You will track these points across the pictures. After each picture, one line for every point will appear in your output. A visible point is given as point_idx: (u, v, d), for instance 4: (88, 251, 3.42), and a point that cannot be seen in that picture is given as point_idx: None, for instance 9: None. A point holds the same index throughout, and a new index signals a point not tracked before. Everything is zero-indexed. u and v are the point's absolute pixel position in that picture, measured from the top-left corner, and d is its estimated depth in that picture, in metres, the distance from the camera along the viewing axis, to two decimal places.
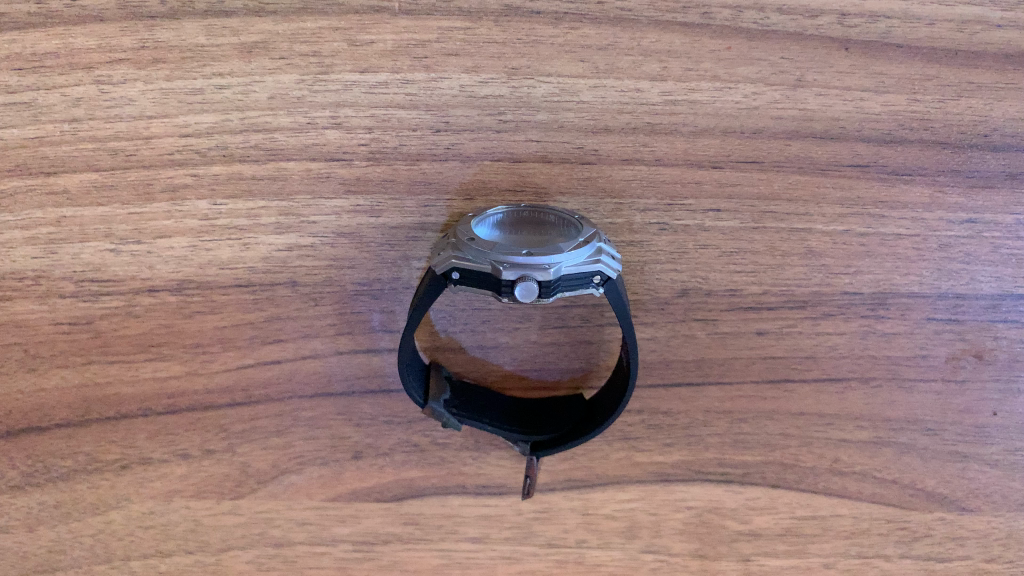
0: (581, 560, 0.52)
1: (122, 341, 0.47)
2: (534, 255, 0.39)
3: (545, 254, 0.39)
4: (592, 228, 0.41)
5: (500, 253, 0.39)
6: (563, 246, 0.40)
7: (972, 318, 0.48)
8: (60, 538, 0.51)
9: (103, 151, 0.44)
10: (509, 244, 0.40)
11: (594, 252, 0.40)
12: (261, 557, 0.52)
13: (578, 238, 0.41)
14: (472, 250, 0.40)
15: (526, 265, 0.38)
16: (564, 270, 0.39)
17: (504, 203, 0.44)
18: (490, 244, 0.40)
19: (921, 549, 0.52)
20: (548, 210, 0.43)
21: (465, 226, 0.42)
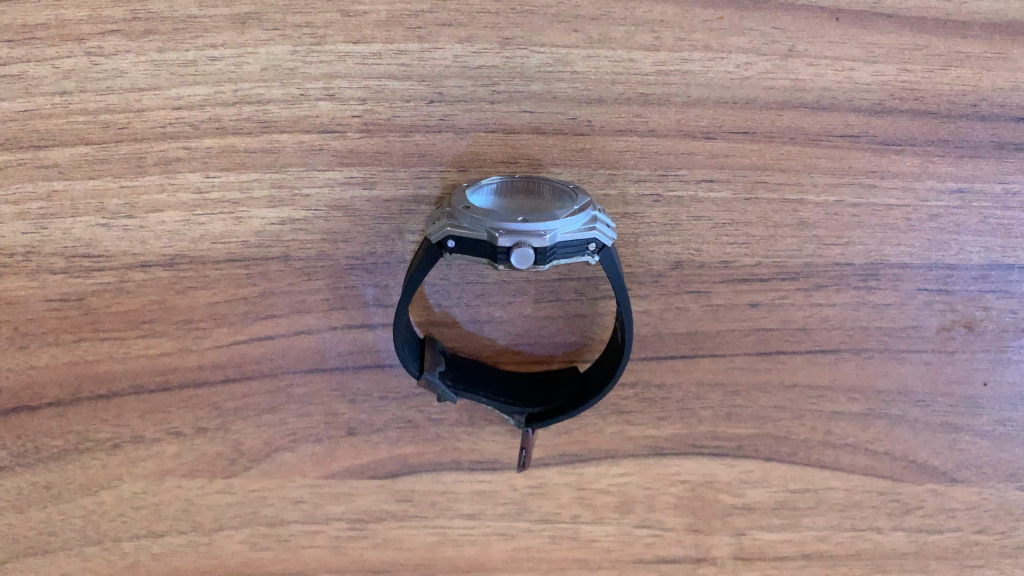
0: (575, 535, 0.52)
1: (114, 317, 0.47)
2: (529, 222, 0.39)
3: (540, 221, 0.39)
4: (587, 196, 0.42)
5: (494, 221, 0.39)
6: (558, 213, 0.40)
7: (961, 288, 0.48)
8: (52, 518, 0.51)
9: (95, 125, 0.43)
10: (505, 211, 0.41)
11: (589, 220, 0.40)
12: (254, 536, 0.52)
13: (574, 205, 0.41)
14: (467, 218, 0.40)
15: (521, 232, 0.38)
16: (560, 237, 0.39)
17: (498, 174, 0.44)
18: (486, 212, 0.40)
19: (911, 521, 0.52)
20: (542, 180, 0.43)
21: (460, 195, 0.42)
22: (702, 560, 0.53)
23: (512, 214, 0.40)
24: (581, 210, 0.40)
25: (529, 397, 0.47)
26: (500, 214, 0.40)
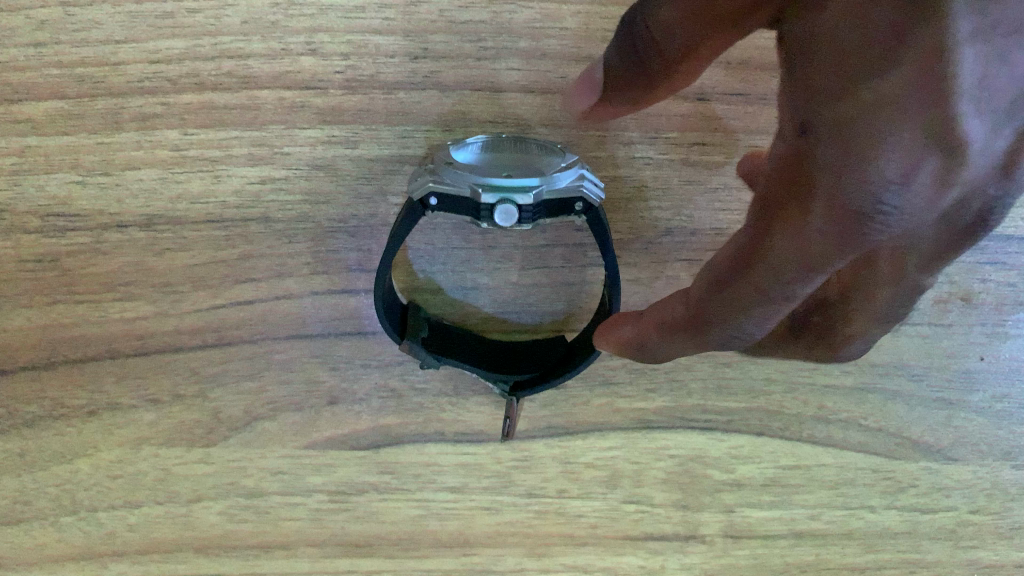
0: (561, 510, 0.51)
1: (90, 279, 0.46)
2: (515, 178, 0.39)
3: (525, 178, 0.39)
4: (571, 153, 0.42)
5: (478, 176, 0.39)
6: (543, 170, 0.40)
7: (958, 259, 0.46)
8: (25, 488, 0.49)
9: (69, 78, 0.42)
10: (489, 166, 0.40)
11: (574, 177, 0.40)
12: (232, 508, 0.50)
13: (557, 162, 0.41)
14: (450, 173, 0.39)
15: (506, 190, 0.38)
16: (545, 195, 0.39)
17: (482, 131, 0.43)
18: (468, 164, 0.40)
19: (904, 499, 0.51)
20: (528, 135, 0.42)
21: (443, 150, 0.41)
22: (691, 537, 0.51)
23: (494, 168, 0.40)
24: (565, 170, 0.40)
25: (513, 363, 0.46)
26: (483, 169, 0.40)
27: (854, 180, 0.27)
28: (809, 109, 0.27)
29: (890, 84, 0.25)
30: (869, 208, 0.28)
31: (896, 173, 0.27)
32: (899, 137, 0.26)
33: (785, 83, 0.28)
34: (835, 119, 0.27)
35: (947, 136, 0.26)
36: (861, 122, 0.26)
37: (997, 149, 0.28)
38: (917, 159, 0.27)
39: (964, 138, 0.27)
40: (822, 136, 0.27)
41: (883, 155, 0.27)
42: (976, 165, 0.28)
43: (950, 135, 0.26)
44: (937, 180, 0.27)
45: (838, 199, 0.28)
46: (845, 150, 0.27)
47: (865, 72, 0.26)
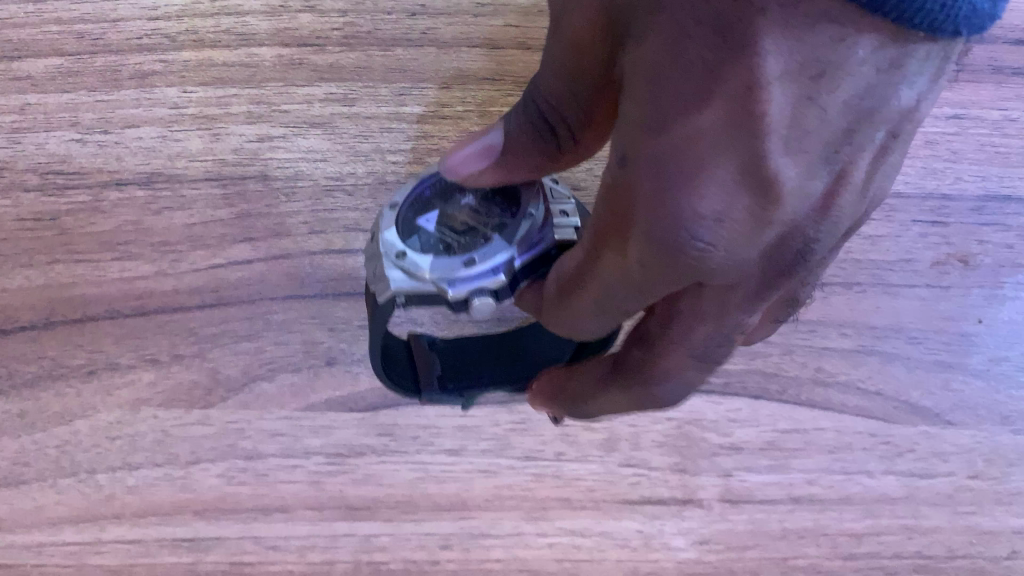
0: (558, 473, 0.49)
1: (89, 238, 0.49)
2: (479, 270, 0.42)
3: (486, 260, 0.42)
4: (541, 207, 0.44)
5: (440, 266, 0.43)
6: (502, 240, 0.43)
7: (955, 220, 0.54)
8: (25, 449, 0.47)
9: (71, 35, 0.54)
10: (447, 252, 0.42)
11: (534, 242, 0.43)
12: (230, 470, 0.47)
13: (528, 229, 0.43)
14: (412, 272, 0.43)
15: (471, 281, 0.42)
16: (514, 265, 0.43)
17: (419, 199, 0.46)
18: (436, 250, 0.44)
19: (902, 463, 0.49)
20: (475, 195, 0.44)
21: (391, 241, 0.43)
22: (688, 501, 0.49)
23: (462, 247, 0.44)
24: (528, 228, 0.43)
25: (509, 379, 0.52)
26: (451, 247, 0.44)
27: (643, 225, 0.29)
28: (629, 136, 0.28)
29: (704, 117, 0.26)
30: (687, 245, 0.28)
31: (710, 204, 0.28)
32: (719, 173, 0.27)
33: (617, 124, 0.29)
34: (653, 149, 0.27)
35: (761, 172, 0.27)
36: (674, 141, 0.27)
37: (812, 194, 0.29)
38: (732, 200, 0.28)
39: (778, 176, 0.27)
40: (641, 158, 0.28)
41: (702, 180, 0.27)
42: (790, 206, 0.28)
43: (760, 175, 0.27)
44: (751, 216, 0.28)
45: (653, 228, 0.28)
46: (658, 178, 0.28)
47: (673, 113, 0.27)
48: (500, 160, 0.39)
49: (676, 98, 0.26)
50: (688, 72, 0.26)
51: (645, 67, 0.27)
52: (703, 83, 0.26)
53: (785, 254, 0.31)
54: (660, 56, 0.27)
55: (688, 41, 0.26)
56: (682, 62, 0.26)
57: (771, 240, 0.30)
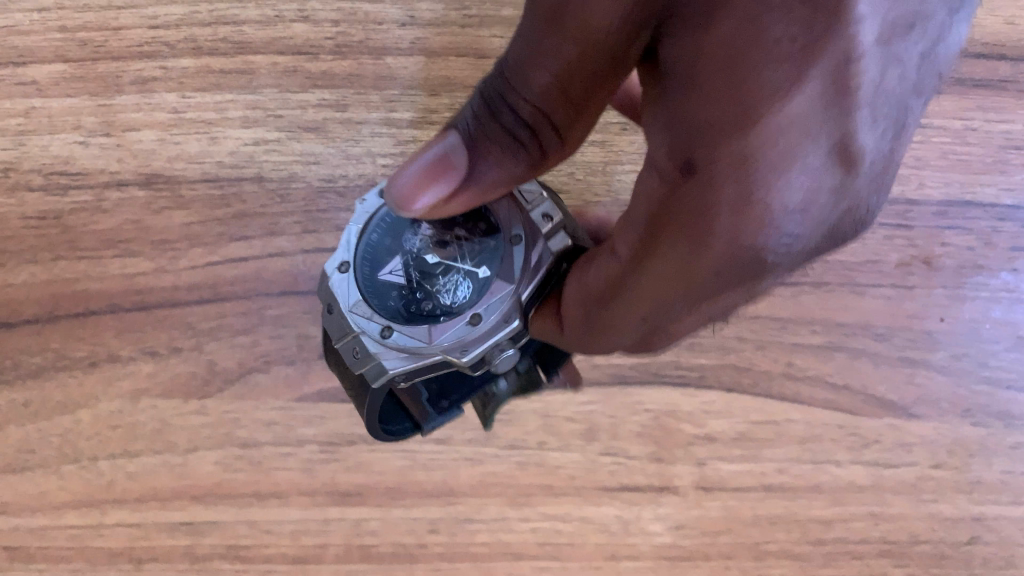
0: (541, 462, 0.52)
1: (91, 236, 0.51)
2: (484, 317, 0.40)
3: (493, 312, 0.40)
4: (519, 225, 0.42)
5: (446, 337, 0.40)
6: (492, 269, 0.41)
7: (920, 224, 0.54)
8: (29, 437, 0.51)
9: (73, 42, 0.53)
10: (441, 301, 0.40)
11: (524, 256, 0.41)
12: (227, 458, 0.50)
13: (521, 254, 0.41)
14: (409, 338, 0.40)
15: (483, 331, 0.40)
16: (523, 298, 0.40)
17: (374, 242, 0.43)
18: (428, 316, 0.41)
19: (869, 454, 0.52)
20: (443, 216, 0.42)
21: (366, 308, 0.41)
22: (665, 488, 0.52)
23: (450, 299, 0.41)
24: (519, 253, 0.41)
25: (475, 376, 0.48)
26: (442, 307, 0.41)
27: (729, 229, 0.26)
28: (690, 141, 0.26)
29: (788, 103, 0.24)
30: (773, 235, 0.25)
31: (800, 189, 0.25)
32: (808, 154, 0.24)
33: (667, 122, 0.27)
34: (733, 146, 0.25)
35: (848, 156, 0.24)
36: (748, 148, 0.25)
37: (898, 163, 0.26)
38: (822, 184, 0.25)
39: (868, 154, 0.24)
40: (714, 162, 0.25)
41: (790, 173, 0.25)
42: (877, 180, 0.25)
43: (849, 154, 0.24)
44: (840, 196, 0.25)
45: (738, 217, 0.25)
46: (734, 169, 0.25)
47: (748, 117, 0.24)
48: (487, 168, 0.35)
49: (742, 102, 0.24)
50: (756, 74, 0.24)
51: (716, 48, 0.24)
52: (785, 73, 0.23)
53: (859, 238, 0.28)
54: (718, 52, 0.24)
55: (773, 22, 0.23)
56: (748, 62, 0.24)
57: (853, 220, 0.26)
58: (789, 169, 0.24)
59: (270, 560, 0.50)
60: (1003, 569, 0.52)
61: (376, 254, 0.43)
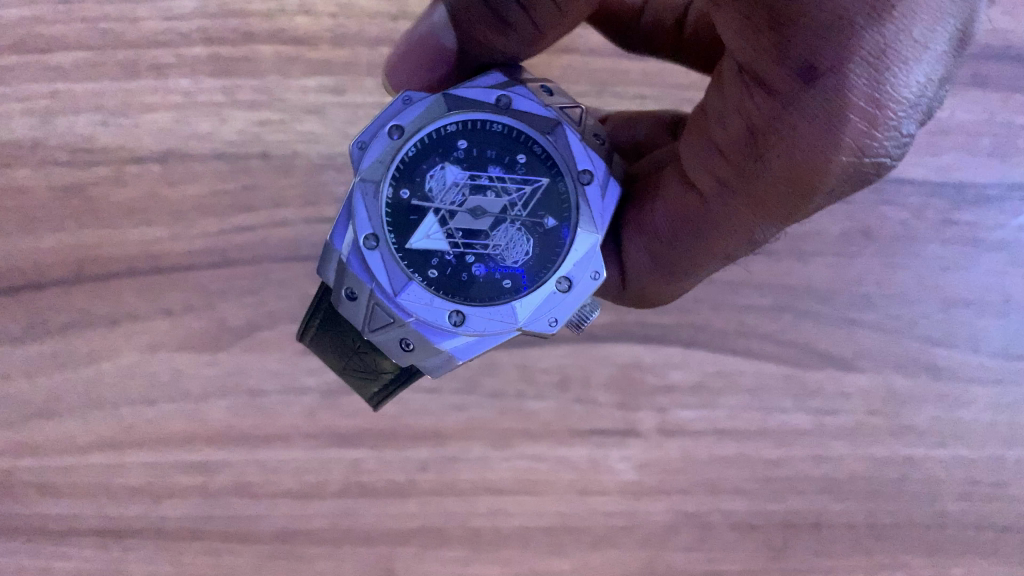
0: (519, 409, 0.58)
1: (112, 205, 0.57)
2: (566, 279, 0.44)
3: (580, 273, 0.44)
4: (582, 160, 0.45)
5: (533, 313, 0.44)
6: (559, 222, 0.45)
7: (859, 198, 0.59)
8: (58, 387, 0.56)
9: (94, 31, 0.56)
10: (512, 263, 0.45)
11: (591, 188, 0.45)
12: (237, 405, 0.56)
13: (592, 193, 0.45)
14: (485, 311, 0.44)
15: (571, 293, 0.44)
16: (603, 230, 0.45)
17: (378, 208, 0.44)
18: (498, 288, 0.44)
19: (814, 402, 0.59)
20: (455, 147, 0.45)
21: (416, 287, 0.44)
22: (630, 432, 0.58)
23: (514, 258, 0.45)
24: (589, 197, 0.45)
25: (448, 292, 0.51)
26: (512, 270, 0.45)
27: (863, 120, 0.32)
28: (809, 54, 0.32)
29: None
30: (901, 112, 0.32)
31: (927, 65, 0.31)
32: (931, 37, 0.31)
33: (768, 39, 0.33)
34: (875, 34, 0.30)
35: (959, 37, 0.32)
36: (880, 46, 0.31)
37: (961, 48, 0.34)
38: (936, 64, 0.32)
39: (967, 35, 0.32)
40: (841, 71, 0.31)
41: (915, 61, 0.31)
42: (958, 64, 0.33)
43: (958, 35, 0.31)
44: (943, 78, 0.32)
45: (878, 100, 0.32)
46: (873, 61, 0.31)
47: (876, 17, 0.30)
48: None
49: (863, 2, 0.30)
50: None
51: None
52: None
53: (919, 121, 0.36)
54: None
55: None
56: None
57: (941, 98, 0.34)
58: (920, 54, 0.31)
59: (276, 495, 0.56)
60: (927, 504, 0.59)
61: (403, 214, 0.44)
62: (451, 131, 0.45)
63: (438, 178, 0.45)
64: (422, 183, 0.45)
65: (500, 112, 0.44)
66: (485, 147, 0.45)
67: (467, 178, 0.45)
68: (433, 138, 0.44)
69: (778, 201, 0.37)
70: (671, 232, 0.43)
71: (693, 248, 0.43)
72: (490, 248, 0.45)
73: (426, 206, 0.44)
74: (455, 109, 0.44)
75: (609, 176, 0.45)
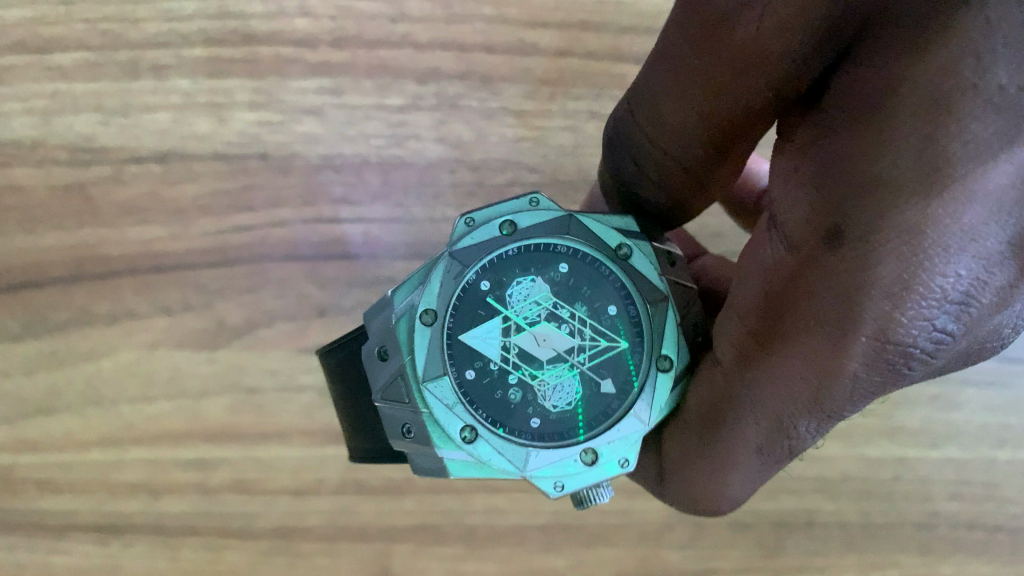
0: None
1: (112, 204, 0.57)
2: (603, 452, 0.42)
3: (612, 453, 0.42)
4: (671, 347, 0.42)
5: (543, 468, 0.41)
6: (623, 391, 0.42)
7: None
8: (57, 384, 0.57)
9: (94, 32, 0.57)
10: (548, 409, 0.42)
11: (667, 377, 0.42)
12: (234, 403, 0.57)
13: (665, 384, 0.42)
14: (485, 446, 0.41)
15: (594, 468, 0.41)
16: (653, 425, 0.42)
17: (451, 288, 0.42)
18: (521, 423, 0.41)
19: None
20: (559, 260, 0.43)
21: (438, 386, 0.41)
22: None
23: (553, 402, 0.42)
24: (658, 384, 0.42)
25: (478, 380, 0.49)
26: (544, 412, 0.42)
27: (885, 298, 0.29)
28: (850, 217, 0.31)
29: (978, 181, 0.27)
30: (928, 312, 0.29)
31: (966, 269, 0.28)
32: (976, 236, 0.27)
33: (822, 193, 0.32)
34: (914, 211, 0.28)
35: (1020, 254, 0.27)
36: (918, 226, 0.28)
37: None
38: (984, 272, 0.28)
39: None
40: (877, 241, 0.29)
41: (955, 255, 0.28)
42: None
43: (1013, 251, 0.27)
44: (996, 295, 0.28)
45: (899, 279, 0.29)
46: (901, 236, 0.29)
47: (923, 196, 0.28)
48: None
49: (914, 177, 0.28)
50: (936, 157, 0.28)
51: (912, 137, 0.28)
52: (977, 151, 0.27)
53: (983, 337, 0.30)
54: (903, 134, 0.29)
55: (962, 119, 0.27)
56: (931, 145, 0.28)
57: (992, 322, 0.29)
58: (958, 250, 0.28)
59: (272, 492, 0.57)
60: (921, 503, 0.60)
61: (472, 306, 0.42)
62: (559, 251, 0.43)
63: (522, 292, 0.42)
64: (504, 285, 0.42)
65: (614, 259, 0.43)
66: (585, 281, 0.43)
67: (552, 300, 0.42)
68: (540, 249, 0.43)
69: (791, 383, 0.34)
70: (705, 402, 0.39)
71: (717, 424, 0.38)
72: (537, 382, 0.42)
73: (496, 311, 0.42)
74: (575, 233, 0.43)
75: (690, 375, 0.42)
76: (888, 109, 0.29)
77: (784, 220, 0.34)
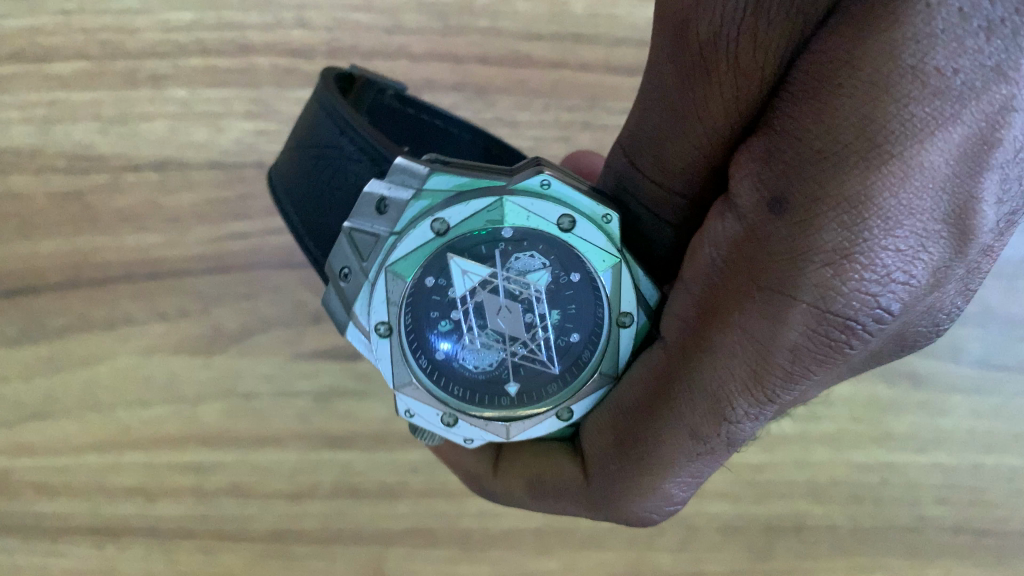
0: None
1: (109, 211, 0.58)
2: (472, 422, 0.42)
3: (471, 432, 0.42)
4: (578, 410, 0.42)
5: (410, 398, 0.41)
6: (528, 397, 0.42)
7: None
8: (55, 389, 0.57)
9: (92, 42, 0.57)
10: (454, 365, 0.41)
11: (556, 421, 0.42)
12: (231, 407, 0.58)
13: (550, 418, 0.42)
14: (376, 351, 0.40)
15: (446, 426, 0.42)
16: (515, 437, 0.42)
17: (478, 221, 0.39)
18: (436, 355, 0.41)
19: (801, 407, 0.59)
20: (570, 267, 0.40)
21: (394, 279, 0.39)
22: None
23: (472, 362, 0.41)
24: (543, 418, 0.42)
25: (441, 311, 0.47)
26: (458, 362, 0.41)
27: (819, 273, 0.26)
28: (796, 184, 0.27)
29: (920, 146, 0.24)
30: (864, 292, 0.26)
31: (903, 245, 0.25)
32: (915, 205, 0.24)
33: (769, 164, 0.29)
34: (858, 180, 0.25)
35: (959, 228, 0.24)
36: (861, 197, 0.25)
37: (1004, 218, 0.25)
38: (922, 246, 0.25)
39: (977, 229, 0.24)
40: (821, 207, 0.26)
41: (892, 229, 0.25)
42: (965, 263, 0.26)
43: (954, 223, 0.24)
44: (932, 273, 0.25)
45: (835, 251, 0.26)
46: (839, 203, 0.26)
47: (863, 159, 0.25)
48: None
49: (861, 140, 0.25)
50: (880, 120, 0.24)
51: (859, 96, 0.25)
52: (927, 112, 0.24)
53: (920, 311, 0.28)
54: (850, 93, 0.25)
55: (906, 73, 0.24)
56: (878, 104, 0.25)
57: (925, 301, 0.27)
58: (895, 223, 0.25)
59: (268, 496, 0.58)
60: (910, 507, 0.61)
61: (483, 243, 0.40)
62: (587, 265, 0.40)
63: (521, 264, 0.40)
64: (513, 256, 0.40)
65: (612, 318, 0.40)
66: (577, 303, 0.40)
67: (536, 292, 0.40)
68: (567, 252, 0.40)
69: (721, 368, 0.31)
70: (644, 395, 0.37)
71: (651, 418, 0.36)
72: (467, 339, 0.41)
73: (492, 260, 0.40)
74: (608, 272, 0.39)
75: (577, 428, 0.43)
76: (839, 73, 0.26)
77: (736, 192, 0.31)
